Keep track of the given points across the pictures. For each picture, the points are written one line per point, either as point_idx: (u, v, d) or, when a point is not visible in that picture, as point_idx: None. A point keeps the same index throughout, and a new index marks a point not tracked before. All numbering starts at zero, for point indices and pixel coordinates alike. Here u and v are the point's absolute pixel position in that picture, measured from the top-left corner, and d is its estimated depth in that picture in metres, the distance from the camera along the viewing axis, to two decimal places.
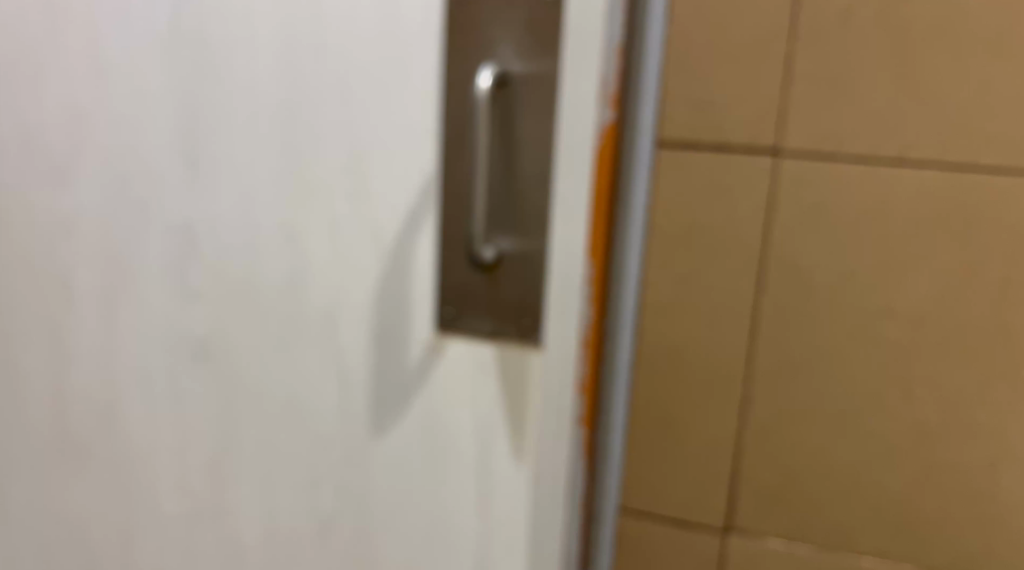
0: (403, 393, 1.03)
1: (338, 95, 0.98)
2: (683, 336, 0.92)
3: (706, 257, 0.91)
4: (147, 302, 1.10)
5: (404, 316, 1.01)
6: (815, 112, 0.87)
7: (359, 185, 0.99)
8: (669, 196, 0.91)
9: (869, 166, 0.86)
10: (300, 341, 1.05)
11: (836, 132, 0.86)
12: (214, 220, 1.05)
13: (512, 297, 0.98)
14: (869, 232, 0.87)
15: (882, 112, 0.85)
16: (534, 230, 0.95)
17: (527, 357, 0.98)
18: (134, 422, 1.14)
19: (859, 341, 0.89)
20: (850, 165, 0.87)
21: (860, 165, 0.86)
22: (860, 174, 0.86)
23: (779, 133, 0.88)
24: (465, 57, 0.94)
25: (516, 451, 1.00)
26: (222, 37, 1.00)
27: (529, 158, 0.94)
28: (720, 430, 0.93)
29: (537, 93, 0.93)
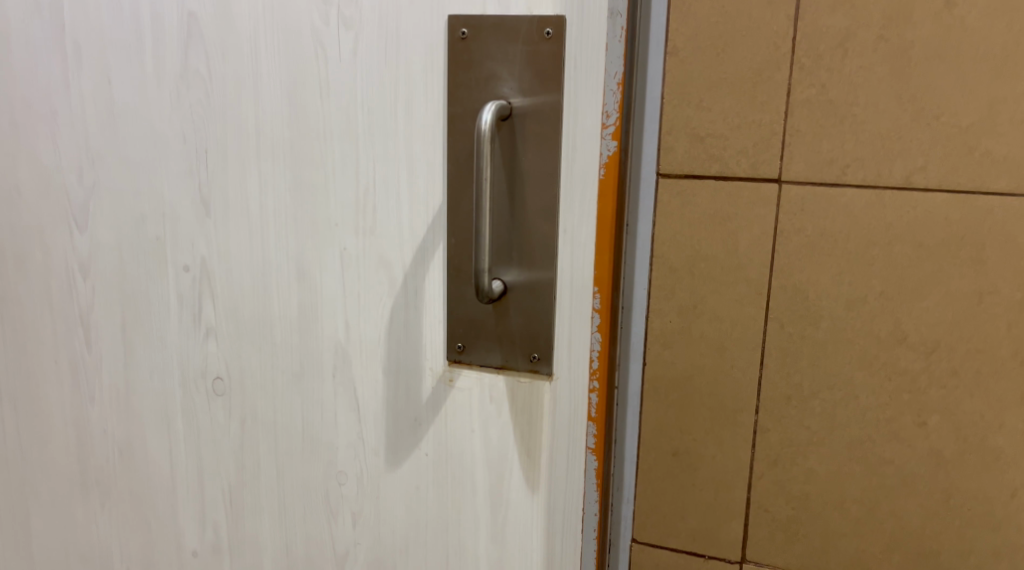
0: (415, 425, 1.03)
1: (346, 130, 0.98)
2: (691, 366, 0.92)
3: (712, 287, 0.90)
4: (163, 338, 1.10)
5: (415, 348, 1.01)
6: (817, 139, 0.86)
7: (367, 220, 1.00)
8: (671, 227, 0.90)
9: (873, 192, 0.86)
10: (312, 377, 1.05)
11: (840, 159, 0.86)
12: (227, 256, 1.06)
13: (521, 329, 0.97)
14: (875, 258, 0.87)
15: (886, 138, 0.85)
16: (541, 261, 0.95)
17: (538, 387, 0.98)
18: (152, 459, 1.14)
19: (872, 368, 0.89)
20: (855, 191, 0.86)
21: (865, 191, 0.86)
22: (866, 200, 0.86)
23: (784, 161, 0.87)
24: (467, 90, 0.94)
25: (530, 482, 0.99)
26: (230, 76, 1.01)
27: (533, 190, 0.93)
28: (732, 459, 0.93)
29: (536, 126, 0.92)
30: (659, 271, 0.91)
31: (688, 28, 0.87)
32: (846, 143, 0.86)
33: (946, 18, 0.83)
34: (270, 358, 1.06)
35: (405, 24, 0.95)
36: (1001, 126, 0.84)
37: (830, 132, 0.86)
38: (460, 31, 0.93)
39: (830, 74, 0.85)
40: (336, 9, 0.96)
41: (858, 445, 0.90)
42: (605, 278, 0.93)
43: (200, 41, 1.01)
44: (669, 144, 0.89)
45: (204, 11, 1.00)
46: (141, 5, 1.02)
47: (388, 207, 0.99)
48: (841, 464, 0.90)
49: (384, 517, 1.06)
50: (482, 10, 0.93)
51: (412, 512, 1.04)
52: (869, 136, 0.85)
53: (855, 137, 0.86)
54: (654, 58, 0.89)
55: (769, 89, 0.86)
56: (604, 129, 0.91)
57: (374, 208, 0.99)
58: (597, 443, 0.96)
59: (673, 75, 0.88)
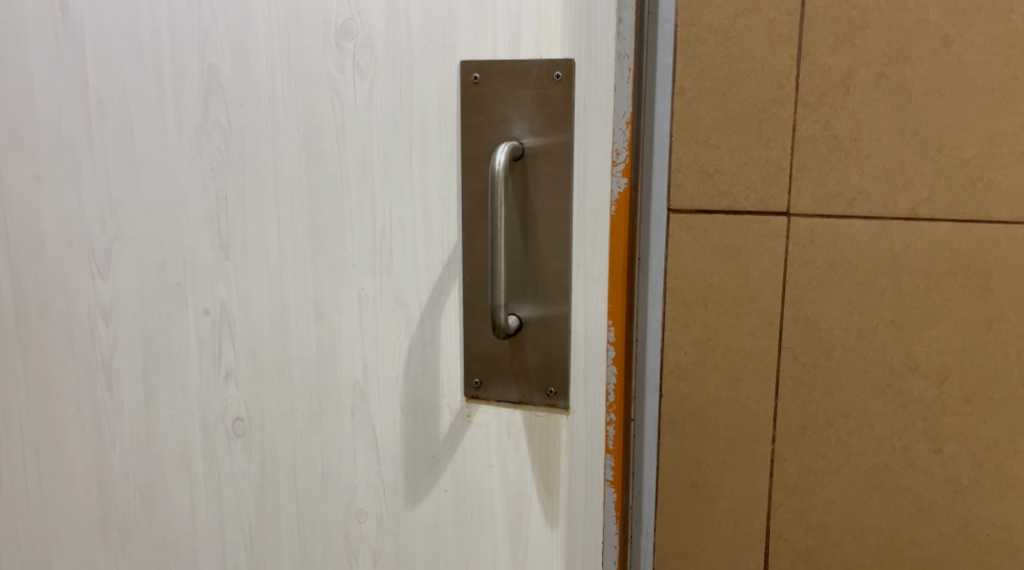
0: (434, 462, 1.04)
1: (362, 174, 1.01)
2: (706, 398, 0.93)
3: (725, 319, 0.91)
4: (184, 382, 1.12)
5: (433, 385, 1.03)
6: (823, 173, 0.88)
7: (383, 260, 1.02)
8: (683, 261, 0.91)
9: (880, 224, 0.88)
10: (331, 417, 1.07)
11: (846, 191, 0.88)
12: (246, 300, 1.08)
13: (536, 364, 1.00)
14: (884, 288, 0.89)
15: (891, 171, 0.87)
16: (556, 296, 0.98)
17: (554, 421, 1.00)
18: (173, 502, 1.16)
19: (885, 397, 0.90)
20: (863, 223, 0.88)
21: (872, 223, 0.88)
22: (874, 230, 0.88)
23: (791, 196, 0.89)
24: (480, 133, 0.97)
25: (549, 516, 1.01)
26: (248, 124, 1.04)
27: (546, 228, 0.97)
28: (751, 490, 0.94)
29: (549, 166, 0.96)
30: (672, 306, 0.92)
31: (694, 69, 0.89)
32: (851, 177, 0.88)
33: (945, 56, 0.85)
34: (290, 399, 1.08)
35: (418, 71, 0.98)
36: (1002, 158, 0.86)
37: (836, 165, 0.88)
38: (471, 76, 0.96)
39: (834, 110, 0.87)
40: (352, 58, 0.99)
41: (874, 474, 0.91)
42: (619, 311, 0.95)
43: (220, 92, 1.04)
44: (678, 181, 0.90)
45: (223, 62, 1.03)
46: (162, 59, 1.05)
47: (404, 248, 1.01)
48: (856, 493, 0.92)
49: (405, 556, 1.07)
50: (492, 55, 0.96)
51: (433, 549, 1.06)
52: (874, 170, 0.87)
53: (860, 171, 0.88)
54: (663, 98, 0.90)
55: (774, 126, 0.88)
56: (614, 166, 0.93)
57: (390, 249, 1.02)
58: (615, 475, 0.98)
59: (681, 115, 0.89)
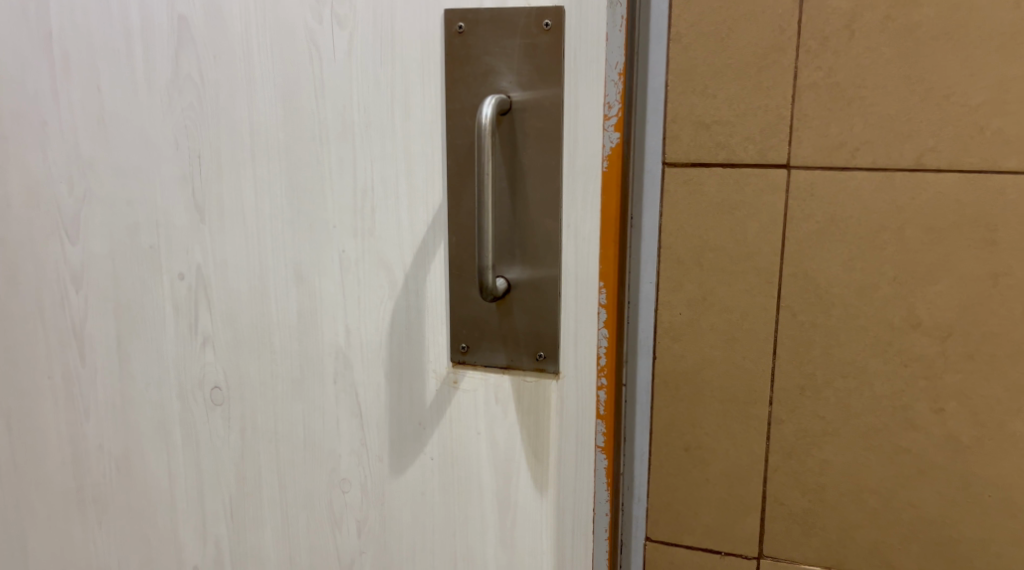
0: (419, 429, 1.03)
1: (341, 131, 0.98)
2: (702, 359, 0.91)
3: (722, 277, 0.89)
4: (159, 348, 1.11)
5: (419, 351, 1.01)
6: (825, 122, 0.85)
7: (365, 222, 0.99)
8: (679, 217, 0.89)
9: (883, 175, 0.85)
10: (313, 383, 1.05)
11: (849, 142, 0.85)
12: (222, 263, 1.06)
13: (525, 328, 0.97)
14: (887, 243, 0.86)
15: (896, 120, 0.84)
16: (545, 257, 0.94)
17: (543, 386, 0.97)
18: (149, 472, 1.15)
19: (887, 355, 0.87)
20: (867, 174, 0.85)
21: (876, 174, 0.85)
22: (877, 181, 0.85)
23: (792, 147, 0.86)
24: (466, 86, 0.93)
25: (538, 483, 0.99)
26: (223, 79, 1.00)
27: (535, 186, 0.93)
28: (747, 454, 0.92)
29: (538, 121, 0.92)
30: (667, 264, 0.91)
31: (689, 15, 0.87)
32: (854, 126, 0.85)
33: None
34: (270, 365, 1.07)
35: (400, 21, 0.94)
36: (1011, 105, 0.82)
37: (838, 114, 0.85)
38: (456, 26, 0.92)
39: (837, 55, 0.84)
40: (329, 7, 0.96)
41: (873, 434, 0.89)
42: (610, 273, 0.92)
43: (192, 45, 1.01)
44: (675, 133, 0.88)
45: (195, 14, 1.00)
46: (130, 12, 1.02)
47: (386, 207, 0.98)
48: (853, 455, 0.89)
49: (390, 524, 1.06)
50: (478, 3, 0.92)
51: (418, 517, 1.04)
52: (878, 119, 0.84)
53: (864, 120, 0.85)
54: (658, 49, 0.88)
55: (774, 73, 0.85)
56: (606, 120, 0.90)
57: (372, 210, 0.99)
58: (607, 440, 0.95)
59: (678, 62, 0.87)
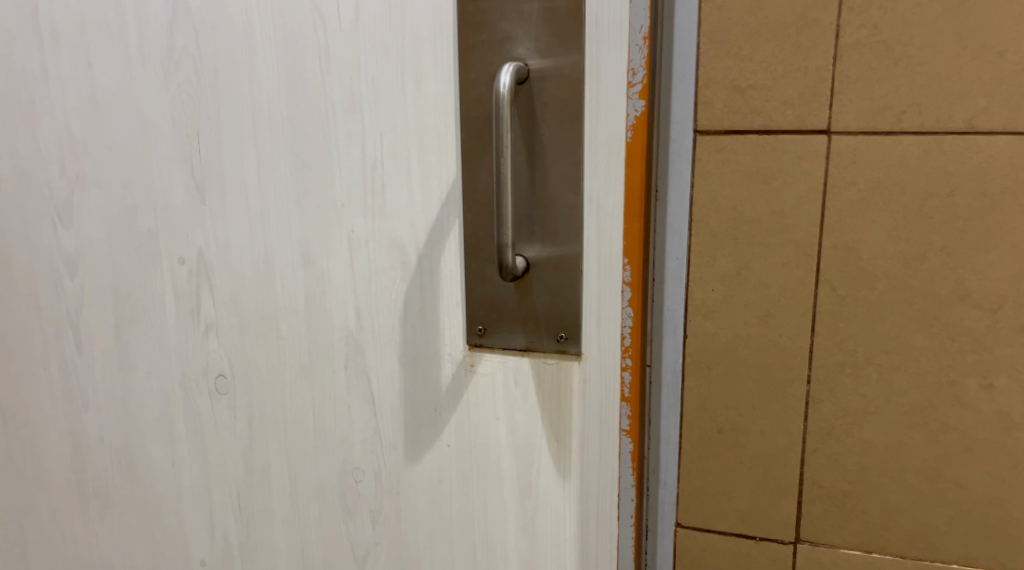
0: (436, 415, 0.98)
1: (348, 105, 0.93)
2: (735, 337, 0.87)
3: (756, 250, 0.85)
4: (160, 336, 1.06)
5: (433, 334, 0.97)
6: (869, 84, 0.81)
7: (375, 200, 0.95)
8: (711, 189, 0.85)
9: (931, 139, 0.81)
10: (323, 369, 1.01)
11: (895, 104, 0.81)
12: (225, 247, 1.01)
13: (545, 308, 0.93)
14: (934, 210, 0.82)
15: (946, 80, 0.80)
16: (566, 234, 0.90)
17: (564, 368, 0.93)
18: (153, 464, 1.11)
19: (935, 330, 0.83)
20: (913, 138, 0.81)
21: (923, 138, 0.81)
22: (925, 146, 0.81)
23: (834, 111, 0.82)
24: (480, 53, 0.88)
25: (560, 469, 0.95)
26: (221, 51, 0.95)
27: (555, 159, 0.88)
28: (782, 434, 0.88)
29: (558, 90, 0.87)
30: (699, 237, 0.86)
31: None
32: (900, 88, 0.81)
33: None
34: (277, 352, 1.02)
35: None
36: None
37: (883, 76, 0.81)
38: None
39: (883, 12, 0.80)
40: None
41: (918, 412, 0.85)
42: (635, 249, 0.88)
43: (186, 16, 0.96)
44: (707, 98, 0.84)
45: None
46: None
47: (397, 184, 0.94)
48: (896, 434, 0.85)
49: (407, 513, 1.01)
50: None
51: (436, 506, 1.00)
52: (926, 79, 0.80)
53: (910, 81, 0.81)
54: (685, 9, 0.83)
55: (815, 33, 0.81)
56: (631, 88, 0.86)
57: (382, 187, 0.94)
58: (632, 424, 0.92)
59: (710, 23, 0.83)
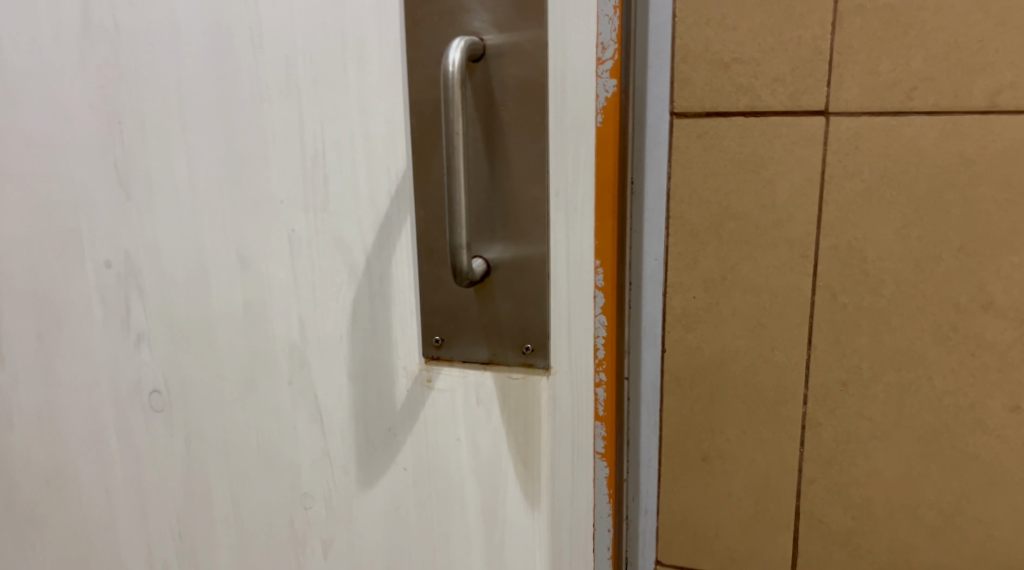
0: (390, 436, 0.88)
1: (283, 86, 0.83)
2: (722, 350, 0.81)
3: (744, 255, 0.79)
4: (88, 347, 0.96)
5: (386, 345, 0.86)
6: (875, 55, 0.75)
7: (317, 194, 0.84)
8: (690, 180, 0.79)
9: (949, 120, 0.74)
10: (266, 384, 0.91)
11: (905, 76, 0.74)
12: (154, 248, 0.91)
13: (509, 316, 0.82)
14: (951, 204, 0.75)
15: (965, 50, 0.74)
16: (531, 232, 0.79)
17: (531, 384, 0.82)
18: (87, 488, 1.01)
19: (954, 344, 0.77)
20: (929, 118, 0.75)
21: (940, 118, 0.74)
22: (943, 129, 0.75)
23: (835, 85, 0.75)
24: (430, 25, 0.78)
25: (529, 497, 0.84)
26: (143, 28, 0.85)
27: (517, 147, 0.77)
28: (775, 460, 0.82)
29: (518, 66, 0.76)
30: (677, 236, 0.80)
31: None
32: (911, 61, 0.74)
33: None
34: (215, 365, 0.92)
35: None
36: None
37: (892, 45, 0.74)
38: None
39: None
40: None
41: (933, 438, 0.79)
42: (609, 249, 0.79)
43: None
44: (686, 75, 0.78)
45: None
46: None
47: (341, 176, 0.83)
48: (906, 455, 0.79)
49: (361, 544, 0.91)
50: None
51: (394, 536, 0.89)
52: (942, 47, 0.74)
53: (924, 50, 0.74)
54: None
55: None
56: (600, 64, 0.77)
57: (324, 180, 0.84)
58: (608, 447, 0.84)
59: None
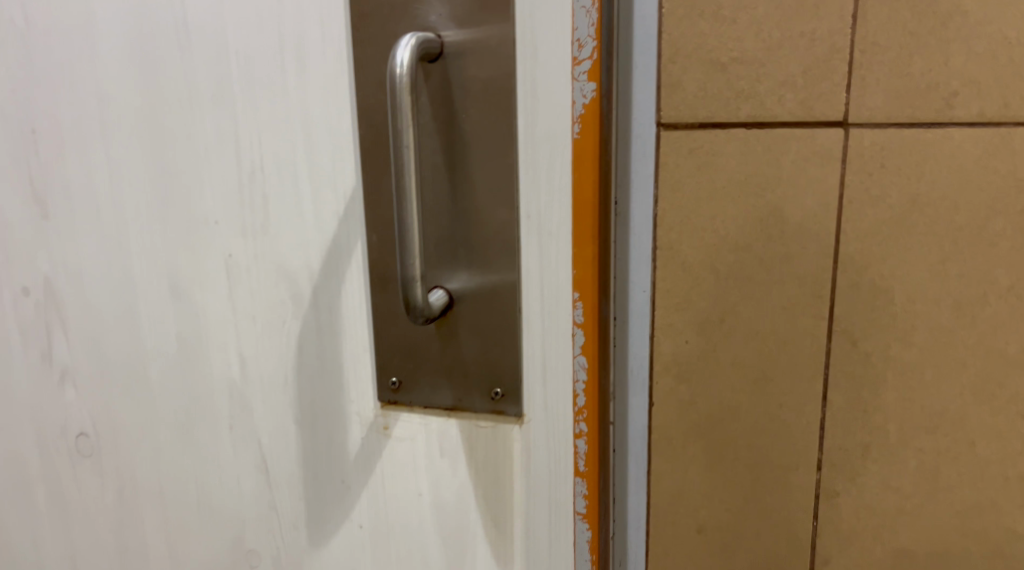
0: (343, 489, 0.76)
1: (215, 91, 0.72)
2: (719, 405, 0.68)
3: (746, 291, 0.66)
4: (8, 384, 0.85)
5: (336, 387, 0.75)
6: (906, 54, 0.63)
7: (256, 214, 0.73)
8: (683, 204, 0.66)
9: (996, 132, 0.64)
10: (204, 429, 0.80)
11: (942, 79, 0.63)
12: (77, 274, 0.80)
13: (475, 356, 0.71)
14: (998, 235, 0.65)
15: (1014, 49, 0.63)
16: (498, 259, 0.68)
17: (503, 434, 0.71)
18: (13, 540, 0.90)
19: (998, 401, 0.67)
20: (971, 130, 0.64)
21: (986, 130, 0.64)
22: (989, 146, 0.64)
23: (857, 90, 0.64)
24: (381, 20, 0.67)
25: (502, 561, 0.73)
26: (59, 22, 0.74)
27: (480, 161, 0.67)
28: (783, 532, 0.69)
29: (481, 68, 0.66)
30: (667, 270, 0.67)
31: None
32: (951, 60, 0.63)
33: None
34: (147, 407, 0.81)
35: None
36: None
37: (927, 42, 0.63)
38: None
39: None
40: None
41: (972, 510, 0.68)
42: (588, 284, 0.67)
43: None
44: (676, 78, 0.64)
45: None
46: None
47: (281, 194, 0.72)
48: (939, 531, 0.69)
49: None
50: None
51: None
52: (986, 46, 0.63)
53: (966, 49, 0.63)
54: None
55: None
56: (576, 64, 0.64)
57: (263, 198, 0.73)
58: (590, 508, 0.70)
59: None
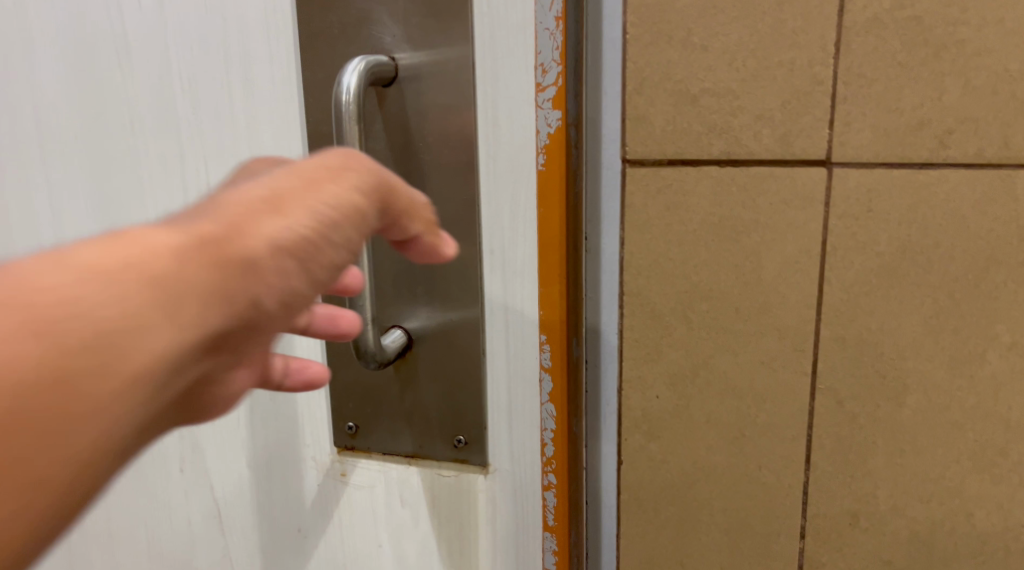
0: (300, 538, 0.72)
1: (159, 115, 0.67)
2: (690, 466, 0.62)
3: (720, 343, 0.59)
4: None
5: (290, 431, 0.70)
6: (895, 87, 0.55)
7: None
8: (650, 247, 0.59)
9: (997, 173, 0.55)
10: (152, 470, 0.73)
11: (935, 117, 0.55)
12: None
13: (435, 401, 0.66)
14: (999, 287, 0.57)
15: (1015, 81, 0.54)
16: (460, 297, 0.64)
17: (466, 484, 0.67)
18: None
19: (999, 473, 0.59)
20: (970, 170, 0.55)
21: (985, 170, 0.55)
22: (988, 188, 0.55)
23: (842, 127, 0.56)
24: (329, 42, 0.62)
25: None
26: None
27: (438, 193, 0.62)
28: None
29: (439, 93, 0.61)
30: (634, 318, 0.60)
31: None
32: (945, 95, 0.55)
33: None
34: None
35: None
36: None
37: (918, 73, 0.55)
38: None
39: None
40: None
41: None
42: (556, 324, 0.62)
43: None
44: (641, 111, 0.57)
45: None
46: None
47: None
48: None
49: None
50: None
51: None
52: (985, 78, 0.54)
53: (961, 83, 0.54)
54: None
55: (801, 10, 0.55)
56: (541, 90, 0.60)
57: None
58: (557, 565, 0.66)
59: None
